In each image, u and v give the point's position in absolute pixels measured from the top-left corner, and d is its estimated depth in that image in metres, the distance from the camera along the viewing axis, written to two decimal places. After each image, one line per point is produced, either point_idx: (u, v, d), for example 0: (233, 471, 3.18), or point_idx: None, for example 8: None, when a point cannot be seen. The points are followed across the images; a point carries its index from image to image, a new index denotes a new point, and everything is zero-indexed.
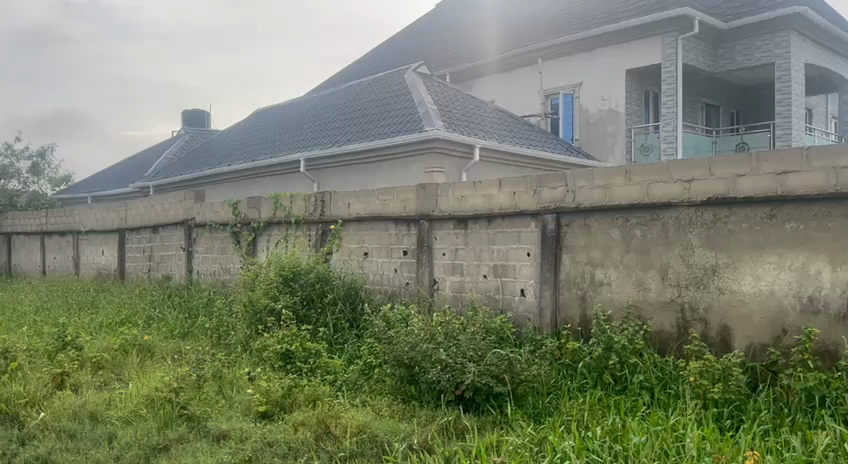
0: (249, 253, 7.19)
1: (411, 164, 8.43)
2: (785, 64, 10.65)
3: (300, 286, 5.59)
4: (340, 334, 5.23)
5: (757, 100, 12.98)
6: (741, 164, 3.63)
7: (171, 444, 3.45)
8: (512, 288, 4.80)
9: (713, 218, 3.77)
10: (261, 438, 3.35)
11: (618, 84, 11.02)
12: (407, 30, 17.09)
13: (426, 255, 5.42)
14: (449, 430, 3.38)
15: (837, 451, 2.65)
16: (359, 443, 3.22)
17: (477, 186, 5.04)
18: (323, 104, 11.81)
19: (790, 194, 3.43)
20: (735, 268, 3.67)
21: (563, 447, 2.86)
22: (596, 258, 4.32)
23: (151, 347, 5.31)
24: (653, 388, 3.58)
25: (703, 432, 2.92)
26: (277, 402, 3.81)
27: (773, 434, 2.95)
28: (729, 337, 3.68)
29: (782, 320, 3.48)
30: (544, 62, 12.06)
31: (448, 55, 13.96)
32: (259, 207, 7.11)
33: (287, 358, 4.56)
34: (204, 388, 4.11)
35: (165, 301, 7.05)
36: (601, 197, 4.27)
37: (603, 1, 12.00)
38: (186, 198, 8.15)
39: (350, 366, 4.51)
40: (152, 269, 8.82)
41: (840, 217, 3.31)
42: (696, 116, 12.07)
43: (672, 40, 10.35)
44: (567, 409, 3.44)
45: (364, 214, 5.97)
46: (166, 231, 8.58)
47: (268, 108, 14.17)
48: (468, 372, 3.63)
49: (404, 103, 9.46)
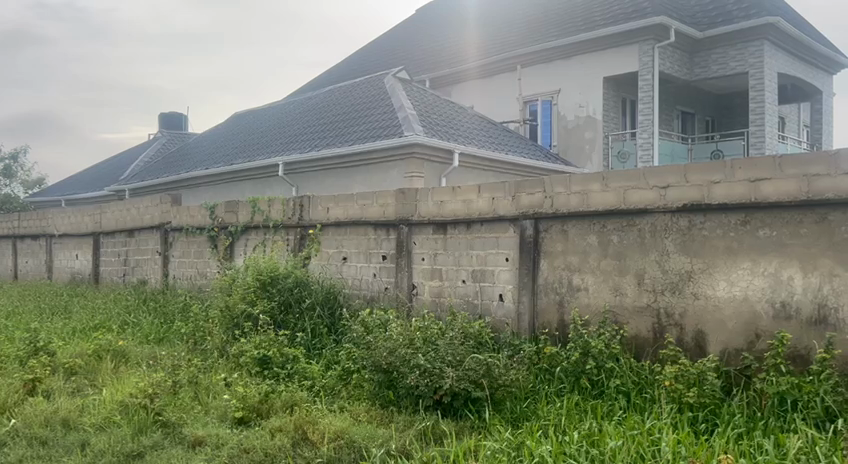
0: (227, 257, 7.14)
1: (391, 168, 8.42)
2: (758, 73, 10.82)
3: (278, 291, 5.55)
4: (318, 339, 5.20)
5: (731, 109, 13.18)
6: (716, 171, 3.68)
7: (146, 450, 3.40)
8: (491, 293, 4.82)
9: (689, 225, 3.82)
10: (237, 444, 3.32)
11: (595, 91, 11.12)
12: (387, 35, 17.12)
13: (405, 260, 5.43)
14: (427, 435, 3.38)
15: (809, 455, 2.69)
16: (337, 449, 3.21)
17: (456, 191, 5.06)
18: (303, 107, 11.78)
19: (763, 202, 3.49)
20: (709, 274, 3.72)
21: (540, 451, 2.88)
22: (573, 264, 4.36)
23: (126, 352, 5.24)
24: (629, 392, 3.60)
25: (678, 436, 2.95)
26: (254, 408, 3.77)
27: (746, 437, 2.98)
28: (704, 342, 3.72)
29: (756, 325, 3.53)
30: (523, 69, 12.14)
31: (428, 60, 14.02)
32: (236, 210, 7.05)
33: (263, 363, 4.52)
34: (179, 395, 4.08)
35: (140, 307, 6.96)
36: (579, 203, 4.30)
37: (581, 9, 12.12)
38: (163, 202, 8.08)
39: (328, 372, 4.50)
40: (127, 274, 8.72)
41: (812, 224, 3.36)
42: (672, 123, 12.21)
43: (649, 48, 10.47)
44: (545, 415, 3.45)
45: (343, 218, 5.96)
46: (141, 235, 8.48)
47: (247, 112, 14.07)
48: (446, 377, 3.63)
49: (383, 108, 9.46)
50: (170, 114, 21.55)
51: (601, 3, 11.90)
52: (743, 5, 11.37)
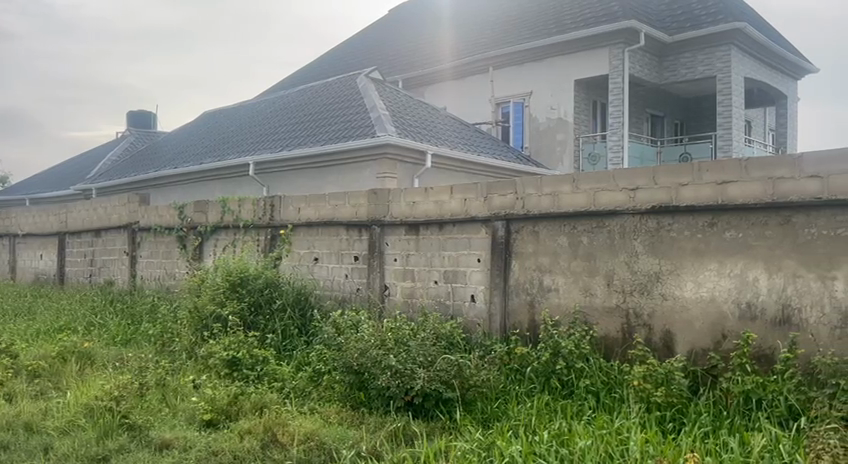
0: (196, 257, 7.07)
1: (363, 168, 8.38)
2: (726, 78, 11.00)
3: (248, 292, 5.48)
4: (289, 341, 5.16)
5: (699, 112, 13.38)
6: (684, 174, 3.73)
7: (111, 454, 3.34)
8: (463, 293, 4.83)
9: (657, 226, 3.87)
10: (205, 447, 3.29)
11: (566, 93, 11.22)
12: (362, 34, 17.08)
13: (377, 261, 5.41)
14: (398, 436, 3.37)
15: (773, 452, 2.74)
16: (307, 450, 3.19)
17: (428, 192, 5.06)
18: (275, 107, 11.68)
19: (730, 203, 3.54)
20: (677, 275, 3.77)
21: (511, 451, 2.90)
22: (544, 264, 4.39)
23: (92, 354, 5.15)
24: (599, 392, 3.63)
25: (647, 435, 2.99)
26: (222, 409, 3.73)
27: (713, 436, 3.02)
28: (672, 342, 3.77)
29: (722, 325, 3.59)
30: (496, 70, 12.20)
31: (400, 61, 14.02)
32: (206, 211, 6.97)
33: (233, 365, 4.46)
34: (146, 398, 4.02)
35: (107, 308, 6.83)
36: (550, 204, 4.33)
37: (553, 12, 12.21)
38: (130, 201, 7.95)
39: (299, 373, 4.47)
40: (93, 274, 8.56)
41: (776, 226, 3.42)
42: (642, 126, 12.36)
43: (619, 51, 10.59)
44: (516, 415, 3.46)
45: (314, 218, 5.92)
46: (108, 235, 8.34)
47: (218, 110, 13.92)
48: (418, 378, 3.62)
49: (356, 108, 9.42)
50: (138, 111, 21.26)
51: (573, 6, 12.01)
52: (711, 10, 11.55)
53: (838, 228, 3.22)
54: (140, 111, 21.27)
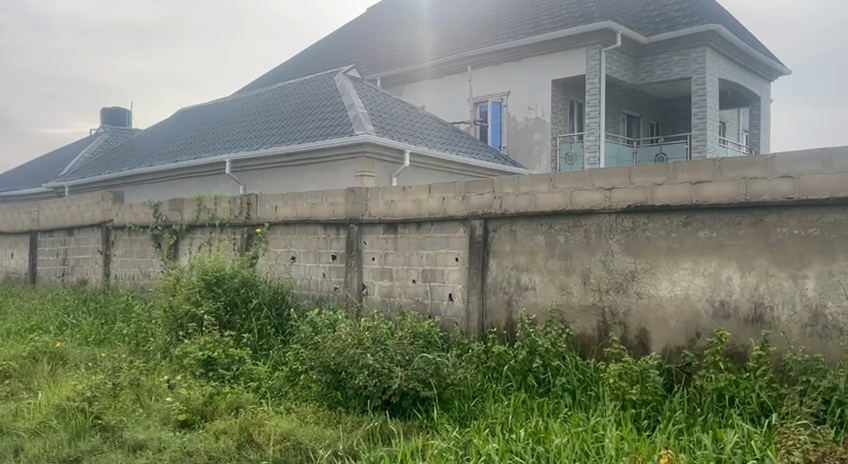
0: (171, 256, 6.99)
1: (341, 167, 8.36)
2: (701, 78, 11.12)
3: (224, 291, 5.42)
4: (266, 340, 5.12)
5: (675, 112, 13.53)
6: (659, 173, 3.77)
7: (83, 455, 3.29)
8: (441, 292, 4.83)
9: (633, 225, 3.90)
10: (180, 447, 3.26)
11: (544, 93, 11.28)
12: (340, 31, 17.02)
13: (355, 260, 5.40)
14: (375, 435, 3.37)
15: (745, 448, 2.78)
16: (283, 451, 3.17)
17: (406, 191, 5.05)
18: (251, 104, 11.60)
19: (703, 203, 3.58)
20: (652, 273, 3.81)
21: (488, 450, 2.92)
22: (521, 263, 4.41)
23: (64, 354, 5.08)
24: (575, 390, 3.66)
25: (621, 433, 3.01)
26: (198, 409, 3.69)
27: (686, 433, 3.06)
28: (647, 340, 3.81)
29: (696, 323, 3.63)
30: (474, 70, 12.22)
31: (379, 60, 13.98)
32: (181, 209, 6.90)
33: (208, 365, 4.42)
34: (120, 398, 3.97)
35: (80, 308, 6.73)
36: (527, 204, 4.35)
37: (532, 12, 12.25)
38: (104, 199, 7.83)
39: (276, 373, 4.44)
40: (66, 273, 8.44)
41: (749, 225, 3.47)
42: (618, 126, 12.46)
43: (596, 52, 10.66)
44: (492, 413, 3.47)
45: (291, 217, 5.89)
46: (82, 234, 8.22)
47: (194, 107, 13.78)
48: (395, 377, 3.62)
49: (334, 106, 9.38)
50: (113, 108, 20.98)
51: (551, 7, 12.08)
52: (687, 12, 11.68)
53: (810, 227, 3.28)
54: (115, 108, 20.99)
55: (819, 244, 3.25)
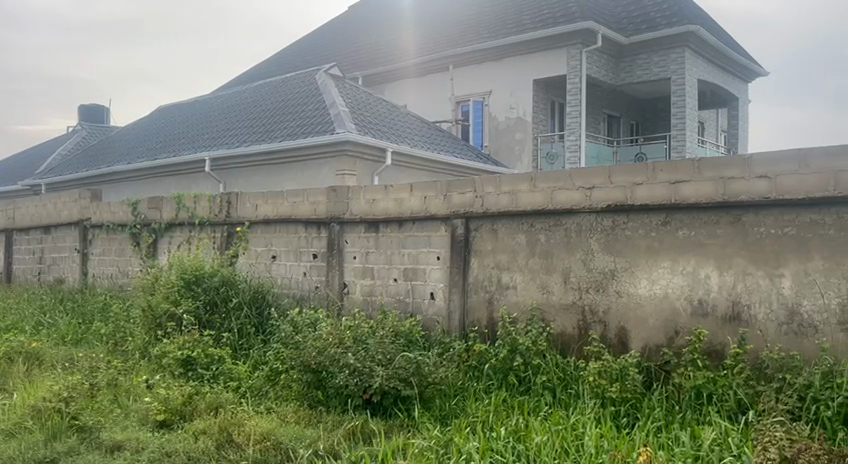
0: (150, 255, 6.92)
1: (322, 166, 8.33)
2: (680, 79, 11.23)
3: (204, 290, 5.38)
4: (246, 340, 5.09)
5: (655, 112, 13.66)
6: (638, 173, 3.80)
7: (59, 456, 3.25)
8: (422, 292, 4.83)
9: (612, 225, 3.93)
10: (159, 447, 3.23)
11: (525, 93, 11.32)
12: (322, 29, 16.96)
13: (336, 259, 5.38)
14: (356, 435, 3.36)
15: (722, 445, 2.81)
16: (263, 450, 3.15)
17: (388, 190, 5.04)
18: (231, 102, 11.51)
19: (682, 202, 3.62)
20: (632, 272, 3.84)
21: (468, 448, 2.92)
22: (502, 262, 4.43)
23: (40, 354, 5.02)
24: (555, 388, 3.68)
25: (601, 431, 3.03)
26: (177, 410, 3.65)
27: (665, 430, 3.08)
28: (626, 338, 3.84)
29: (675, 322, 3.66)
30: (456, 69, 12.23)
31: (361, 58, 13.94)
32: (160, 207, 6.84)
33: (187, 365, 4.38)
34: (97, 399, 3.93)
35: (56, 307, 6.64)
36: (508, 203, 4.36)
37: (513, 11, 12.29)
38: (82, 198, 7.74)
39: (256, 373, 4.41)
40: (43, 272, 8.33)
41: (727, 225, 3.51)
42: (599, 126, 12.53)
43: (577, 52, 10.72)
44: (473, 411, 3.48)
45: (272, 215, 5.86)
46: (59, 232, 8.11)
47: (173, 105, 13.65)
48: (376, 376, 3.61)
49: (315, 104, 9.35)
50: (91, 105, 20.72)
51: (532, 7, 12.12)
52: (667, 13, 11.78)
53: (786, 227, 3.32)
54: (92, 105, 20.73)
55: (795, 244, 3.29)
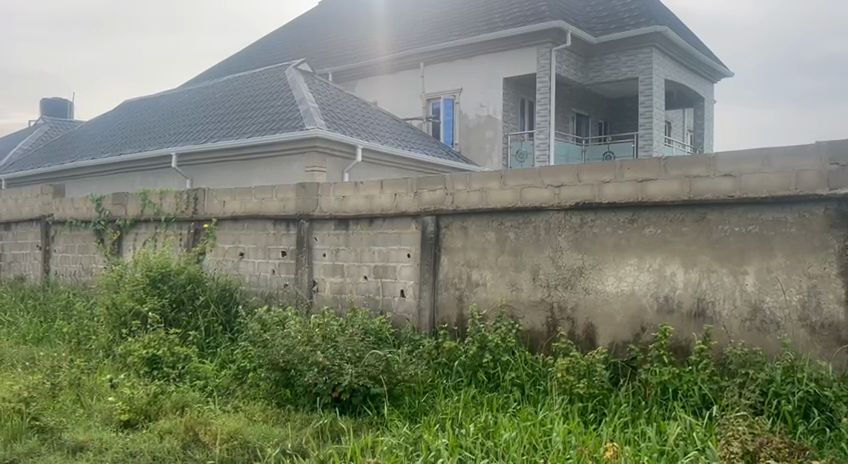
0: (114, 252, 6.80)
1: (291, 162, 8.25)
2: (647, 79, 11.38)
3: (169, 287, 5.30)
4: (213, 338, 5.03)
5: (622, 111, 13.82)
6: (606, 171, 3.83)
7: (19, 457, 3.18)
8: (392, 289, 4.81)
9: (581, 222, 3.96)
10: (123, 447, 3.17)
11: (495, 92, 11.37)
12: (291, 25, 16.81)
13: (305, 256, 5.34)
14: (324, 433, 3.33)
15: (687, 440, 2.85)
16: (229, 449, 3.12)
17: (358, 187, 5.01)
18: (199, 97, 11.34)
19: (649, 201, 3.66)
20: (599, 269, 3.87)
21: (438, 445, 2.92)
22: (472, 259, 4.45)
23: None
24: (523, 385, 3.69)
25: (569, 426, 3.06)
26: (141, 409, 3.59)
27: (630, 426, 3.12)
28: (593, 335, 3.87)
29: (641, 318, 3.71)
30: (426, 66, 12.22)
31: (331, 54, 13.86)
32: (126, 203, 6.72)
33: (153, 363, 4.31)
34: (59, 399, 3.86)
35: (17, 306, 6.48)
36: (478, 200, 4.37)
37: (484, 9, 12.32)
38: (44, 193, 7.56)
39: (223, 372, 4.35)
40: (3, 269, 8.14)
41: (692, 223, 3.56)
42: (568, 124, 12.63)
43: (547, 51, 10.79)
44: (443, 408, 3.48)
45: (240, 212, 5.80)
46: (20, 228, 7.92)
47: (140, 99, 13.40)
48: (345, 374, 3.60)
49: (284, 100, 9.26)
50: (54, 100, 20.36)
51: (503, 5, 12.16)
52: (635, 14, 11.92)
53: (749, 225, 3.39)
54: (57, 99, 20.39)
55: (758, 241, 3.36)
